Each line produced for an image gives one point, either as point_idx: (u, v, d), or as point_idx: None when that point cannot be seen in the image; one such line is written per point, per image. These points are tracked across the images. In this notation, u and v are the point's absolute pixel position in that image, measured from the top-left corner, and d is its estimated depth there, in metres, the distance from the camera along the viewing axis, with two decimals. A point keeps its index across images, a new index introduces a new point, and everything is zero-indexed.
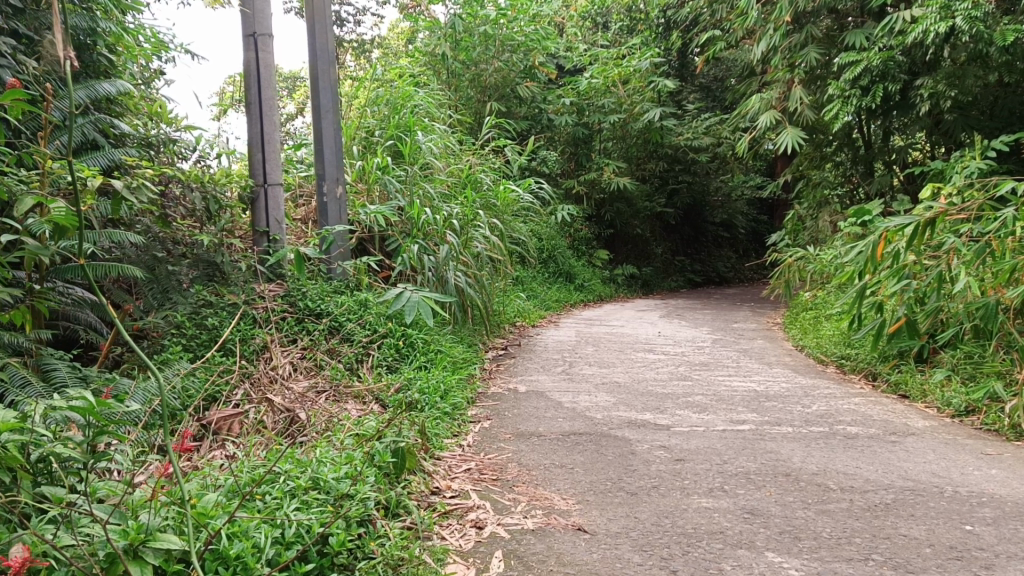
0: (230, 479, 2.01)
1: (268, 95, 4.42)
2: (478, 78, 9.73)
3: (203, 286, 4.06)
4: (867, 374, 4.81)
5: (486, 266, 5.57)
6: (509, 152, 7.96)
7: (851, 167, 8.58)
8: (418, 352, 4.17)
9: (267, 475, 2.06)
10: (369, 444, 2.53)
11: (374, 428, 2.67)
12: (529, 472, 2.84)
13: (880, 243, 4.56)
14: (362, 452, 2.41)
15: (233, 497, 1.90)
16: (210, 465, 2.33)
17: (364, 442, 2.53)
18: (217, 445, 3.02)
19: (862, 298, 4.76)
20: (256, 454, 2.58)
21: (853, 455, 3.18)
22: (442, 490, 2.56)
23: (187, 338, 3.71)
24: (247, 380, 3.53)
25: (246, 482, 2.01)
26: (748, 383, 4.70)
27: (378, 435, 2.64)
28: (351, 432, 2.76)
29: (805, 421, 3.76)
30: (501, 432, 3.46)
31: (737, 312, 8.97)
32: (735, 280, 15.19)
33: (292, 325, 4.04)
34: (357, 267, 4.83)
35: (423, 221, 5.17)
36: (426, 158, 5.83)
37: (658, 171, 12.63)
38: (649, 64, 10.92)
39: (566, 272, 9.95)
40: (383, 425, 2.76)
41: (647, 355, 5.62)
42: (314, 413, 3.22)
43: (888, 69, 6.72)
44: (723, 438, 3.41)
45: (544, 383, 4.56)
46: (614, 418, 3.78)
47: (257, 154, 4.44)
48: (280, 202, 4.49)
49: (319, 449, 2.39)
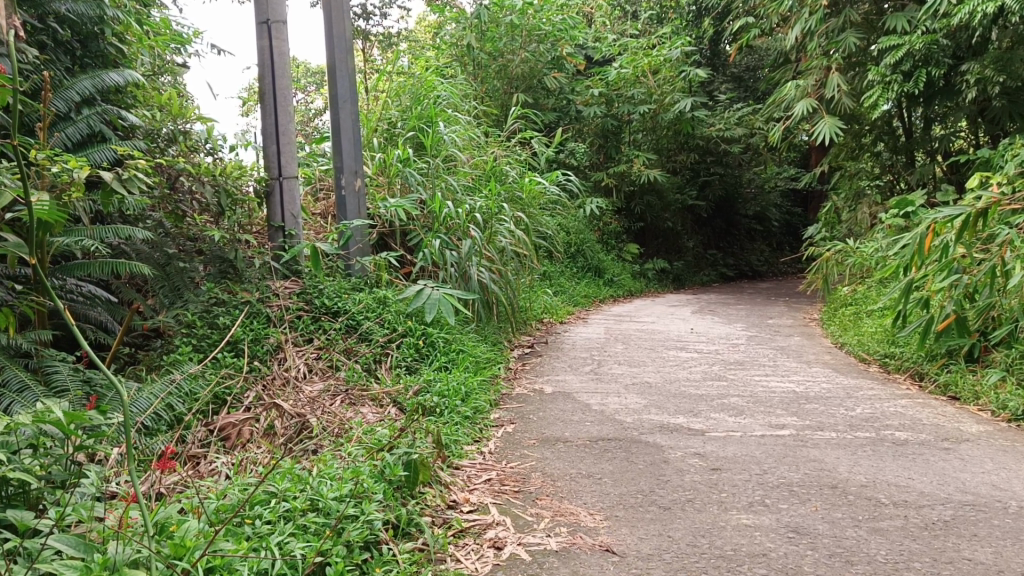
0: (218, 501, 1.86)
1: (282, 85, 4.25)
2: (505, 69, 9.49)
3: (215, 284, 3.91)
4: (913, 374, 4.56)
5: (512, 262, 5.37)
6: (535, 144, 7.76)
7: (892, 157, 8.27)
8: (438, 352, 3.99)
9: (261, 497, 1.91)
10: (379, 455, 2.36)
11: (386, 439, 2.49)
12: (553, 483, 2.65)
13: (927, 236, 4.31)
14: (371, 465, 2.24)
15: (221, 522, 1.75)
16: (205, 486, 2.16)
17: (374, 454, 2.36)
18: (227, 453, 2.87)
19: (908, 294, 4.50)
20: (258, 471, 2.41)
21: (904, 464, 2.95)
22: (459, 504, 2.38)
23: (198, 338, 3.52)
24: (259, 382, 3.39)
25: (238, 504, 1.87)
26: (786, 384, 4.46)
27: (390, 445, 2.46)
28: (364, 442, 2.58)
29: (849, 425, 3.53)
30: (526, 438, 3.26)
31: (772, 307, 8.69)
32: (769, 274, 14.87)
33: (308, 324, 3.88)
34: (377, 262, 4.66)
35: (445, 215, 4.98)
36: (449, 151, 5.65)
37: (689, 163, 12.36)
38: (680, 52, 10.62)
39: (595, 267, 9.73)
40: (395, 434, 2.58)
41: (679, 354, 5.39)
42: (330, 417, 3.08)
43: (931, 53, 6.42)
44: (762, 444, 3.19)
45: (571, 384, 4.36)
46: (645, 422, 3.57)
47: (272, 146, 4.27)
48: (296, 196, 4.32)
49: (325, 463, 2.23)
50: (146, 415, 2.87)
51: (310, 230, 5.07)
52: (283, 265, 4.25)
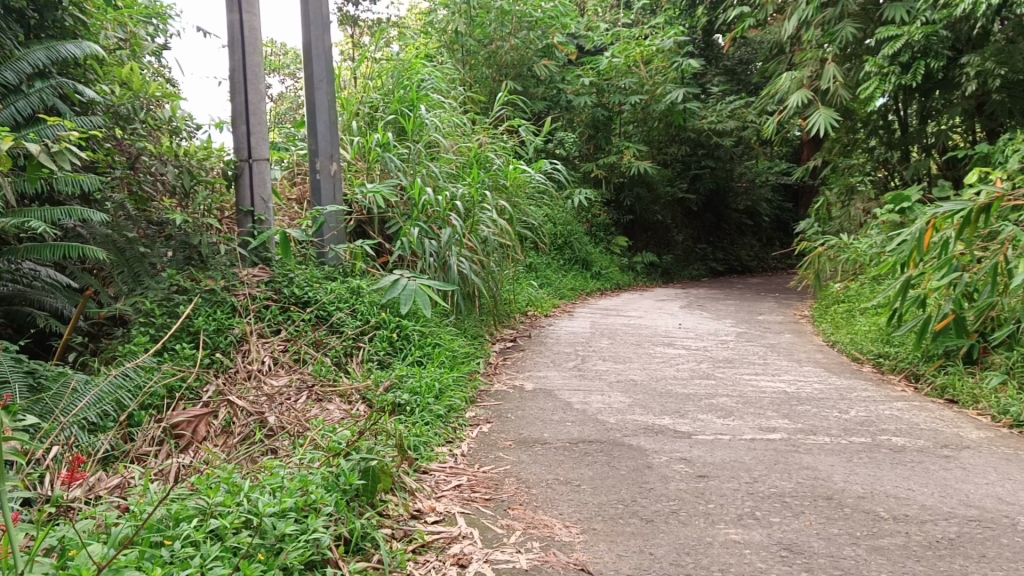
0: (137, 517, 1.67)
1: (253, 62, 4.00)
2: (494, 56, 9.26)
3: (178, 270, 3.69)
4: (908, 375, 4.39)
5: (495, 252, 5.17)
6: (523, 133, 7.54)
7: (887, 153, 8.11)
8: (413, 346, 3.79)
9: (191, 510, 1.71)
10: (335, 461, 2.16)
11: (346, 443, 2.29)
12: (528, 490, 2.45)
13: (927, 232, 4.14)
14: (324, 471, 2.06)
15: (138, 543, 1.56)
16: (137, 499, 1.96)
17: (330, 460, 2.17)
18: (179, 453, 2.67)
19: (905, 292, 4.34)
20: (203, 476, 2.20)
21: (902, 473, 2.77)
22: (424, 514, 2.18)
23: (156, 328, 3.29)
24: (220, 375, 3.21)
25: (164, 521, 1.67)
26: (776, 384, 4.28)
27: (349, 449, 2.27)
28: (323, 446, 2.38)
29: (843, 430, 3.35)
30: (501, 439, 3.07)
31: (762, 303, 8.53)
32: (758, 270, 14.73)
33: (275, 314, 3.67)
34: (352, 251, 4.45)
35: (425, 202, 4.76)
36: (432, 136, 5.44)
37: (680, 155, 12.17)
38: (673, 43, 10.43)
39: (582, 259, 9.53)
40: (356, 437, 2.38)
41: (666, 350, 5.20)
42: (293, 415, 2.90)
43: (931, 44, 6.23)
44: (752, 449, 3.00)
45: (553, 381, 4.16)
46: (628, 424, 3.38)
47: (241, 126, 4.03)
48: (267, 180, 4.09)
49: (274, 471, 2.04)
50: (91, 411, 2.65)
51: (284, 216, 4.85)
52: (251, 252, 4.03)
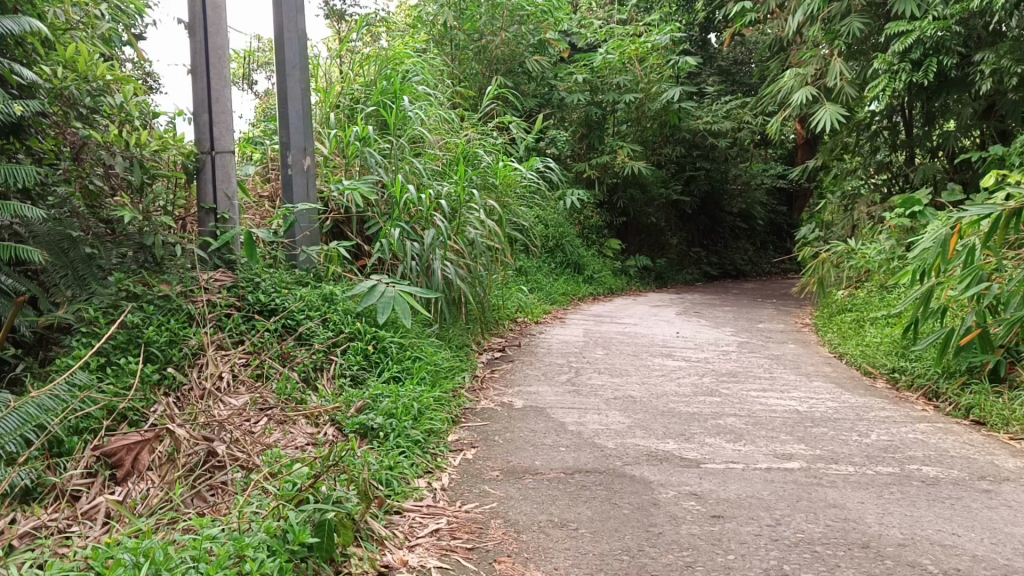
0: None
1: (216, 44, 3.65)
2: (484, 51, 8.89)
3: (130, 274, 3.32)
4: (927, 393, 4.08)
5: (483, 256, 4.81)
6: (514, 129, 7.18)
7: (891, 155, 7.79)
8: (391, 361, 3.44)
9: None
10: (283, 513, 1.83)
11: (298, 489, 1.95)
12: (516, 536, 2.11)
13: (952, 238, 3.82)
14: (266, 528, 1.73)
15: None
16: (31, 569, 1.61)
17: (277, 513, 1.83)
18: (114, 487, 2.33)
19: (925, 303, 4.00)
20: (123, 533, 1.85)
21: (943, 513, 2.43)
22: (392, 571, 1.84)
23: (99, 339, 2.93)
24: (171, 394, 2.87)
25: None
26: (786, 402, 3.94)
27: (301, 496, 1.92)
28: (271, 489, 2.03)
29: (867, 457, 3.02)
30: (487, 469, 2.72)
31: (760, 309, 8.21)
32: (752, 274, 14.45)
33: (237, 323, 3.32)
34: (326, 253, 4.10)
35: (407, 200, 4.39)
36: (416, 130, 5.08)
37: (674, 157, 11.85)
38: (668, 39, 10.09)
39: (575, 263, 9.19)
40: (312, 478, 2.03)
41: (665, 362, 4.87)
42: (248, 443, 2.56)
43: (943, 41, 5.91)
44: (770, 482, 2.67)
45: (545, 397, 3.81)
46: (629, 449, 3.03)
47: (203, 115, 3.69)
48: (231, 174, 3.73)
49: (204, 530, 1.71)
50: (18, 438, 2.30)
51: (254, 215, 4.48)
52: (213, 253, 3.68)
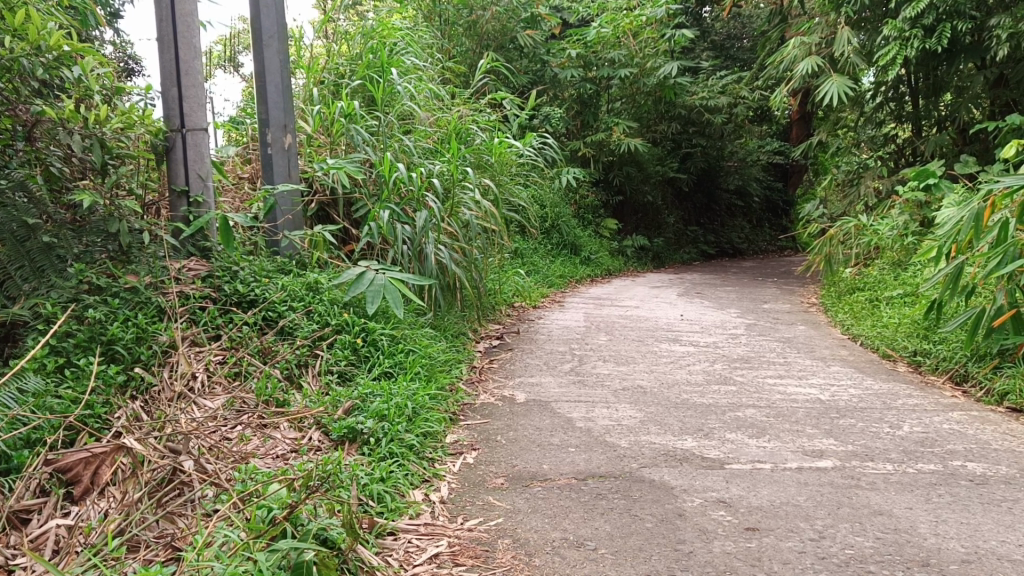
0: None
1: (184, 11, 3.35)
2: (475, 26, 8.55)
3: (93, 265, 3.02)
4: (954, 376, 3.86)
5: (479, 239, 4.52)
6: (507, 106, 6.88)
7: (898, 128, 7.50)
8: (382, 355, 3.16)
9: None
10: (250, 556, 1.58)
11: (272, 523, 1.70)
12: (526, 560, 1.85)
13: (984, 210, 3.57)
14: None
15: None
16: None
17: (238, 560, 1.57)
18: (69, 508, 2.06)
19: (956, 282, 3.72)
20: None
21: (1002, 519, 2.17)
22: None
23: (58, 338, 2.64)
24: (138, 398, 2.59)
25: None
26: (806, 390, 3.68)
27: (273, 535, 1.67)
28: (240, 520, 1.78)
29: (905, 453, 2.76)
30: (491, 476, 2.45)
31: (763, 289, 7.96)
32: (749, 253, 14.19)
33: (213, 316, 3.05)
34: (311, 238, 3.81)
35: (396, 179, 4.10)
36: (405, 105, 4.77)
37: (670, 133, 11.54)
38: (663, 12, 9.77)
39: (571, 244, 8.91)
40: (288, 508, 1.78)
41: (673, 348, 4.60)
42: (222, 453, 2.29)
43: (957, 5, 5.63)
44: (804, 485, 2.41)
45: (549, 390, 3.54)
46: (645, 448, 2.76)
47: (172, 89, 3.39)
48: (204, 154, 3.45)
49: None
50: None
51: (231, 198, 4.18)
52: (185, 241, 3.39)
